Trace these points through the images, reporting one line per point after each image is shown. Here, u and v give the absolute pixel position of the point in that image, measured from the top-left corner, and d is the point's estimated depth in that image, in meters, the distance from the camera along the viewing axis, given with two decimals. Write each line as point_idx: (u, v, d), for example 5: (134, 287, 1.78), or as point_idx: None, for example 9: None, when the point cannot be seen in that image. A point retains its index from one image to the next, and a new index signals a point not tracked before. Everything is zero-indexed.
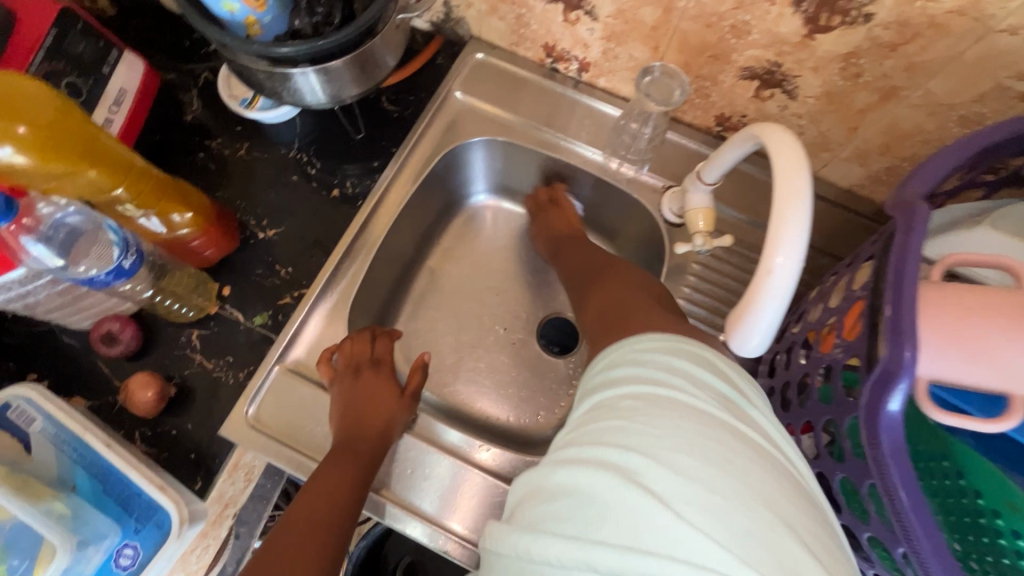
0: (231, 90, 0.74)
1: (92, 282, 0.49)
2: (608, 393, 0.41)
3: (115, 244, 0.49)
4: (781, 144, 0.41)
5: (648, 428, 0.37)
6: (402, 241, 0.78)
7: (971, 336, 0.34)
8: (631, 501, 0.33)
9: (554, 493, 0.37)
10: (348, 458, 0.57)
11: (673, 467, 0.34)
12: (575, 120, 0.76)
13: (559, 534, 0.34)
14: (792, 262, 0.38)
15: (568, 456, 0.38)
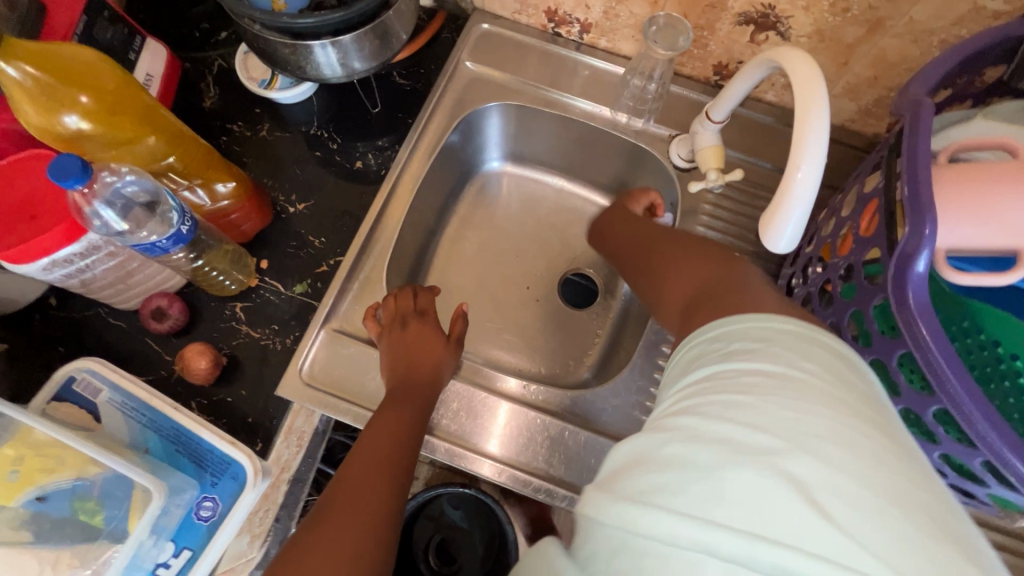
0: (248, 72, 0.77)
1: (153, 248, 0.52)
2: (722, 367, 0.39)
3: (174, 209, 0.52)
4: (796, 58, 0.45)
5: (776, 409, 0.35)
6: (425, 209, 0.81)
7: (979, 201, 0.39)
8: (765, 485, 0.32)
9: (669, 466, 0.34)
10: (406, 401, 0.60)
11: (808, 452, 0.33)
12: (581, 81, 0.80)
13: (681, 513, 0.32)
14: (813, 172, 0.42)
15: (684, 428, 0.36)
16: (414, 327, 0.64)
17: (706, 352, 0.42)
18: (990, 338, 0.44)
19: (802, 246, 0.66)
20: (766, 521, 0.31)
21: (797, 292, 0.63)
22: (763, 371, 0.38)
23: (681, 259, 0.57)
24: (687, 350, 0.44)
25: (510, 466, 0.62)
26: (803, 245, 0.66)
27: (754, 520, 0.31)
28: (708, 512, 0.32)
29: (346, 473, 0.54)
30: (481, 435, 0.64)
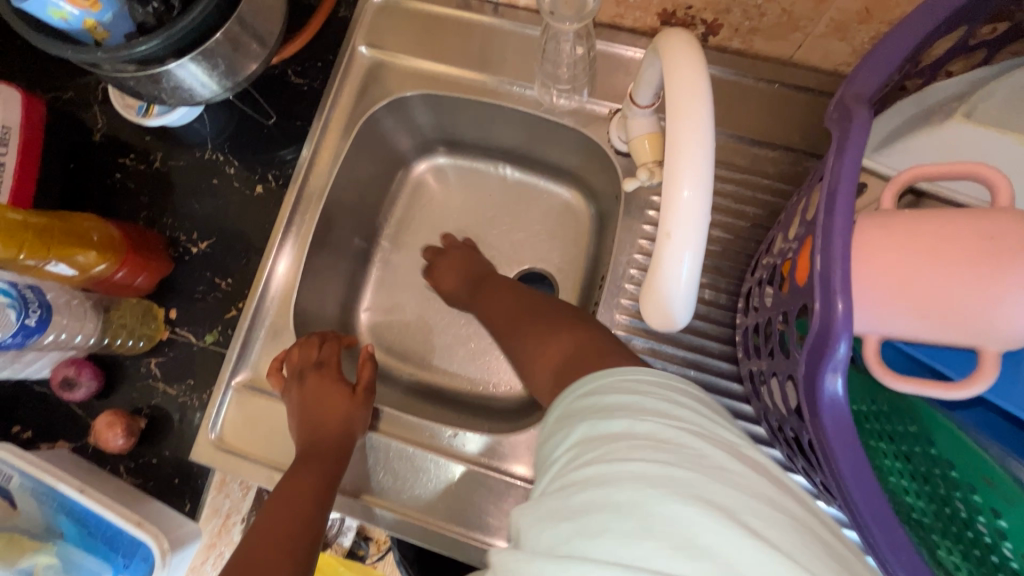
0: (126, 98, 0.69)
1: (3, 345, 0.53)
2: (604, 414, 0.36)
3: (13, 306, 0.52)
4: (677, 63, 0.33)
5: (683, 443, 0.33)
6: (345, 224, 0.72)
7: (919, 280, 0.27)
8: (684, 517, 0.29)
9: (583, 514, 0.31)
10: (312, 465, 0.55)
11: (715, 475, 0.32)
12: (502, 53, 0.66)
13: (602, 561, 0.29)
14: (702, 198, 0.31)
15: (590, 473, 0.33)
16: (316, 381, 0.59)
17: (583, 407, 0.38)
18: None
19: (764, 250, 0.54)
20: (693, 549, 0.28)
21: (753, 314, 0.51)
22: (657, 412, 0.35)
23: (563, 329, 0.53)
24: (559, 407, 0.41)
25: None
26: (765, 249, 0.53)
27: (674, 552, 0.28)
28: (631, 557, 0.28)
29: (256, 532, 0.50)
30: (489, 525, 0.57)
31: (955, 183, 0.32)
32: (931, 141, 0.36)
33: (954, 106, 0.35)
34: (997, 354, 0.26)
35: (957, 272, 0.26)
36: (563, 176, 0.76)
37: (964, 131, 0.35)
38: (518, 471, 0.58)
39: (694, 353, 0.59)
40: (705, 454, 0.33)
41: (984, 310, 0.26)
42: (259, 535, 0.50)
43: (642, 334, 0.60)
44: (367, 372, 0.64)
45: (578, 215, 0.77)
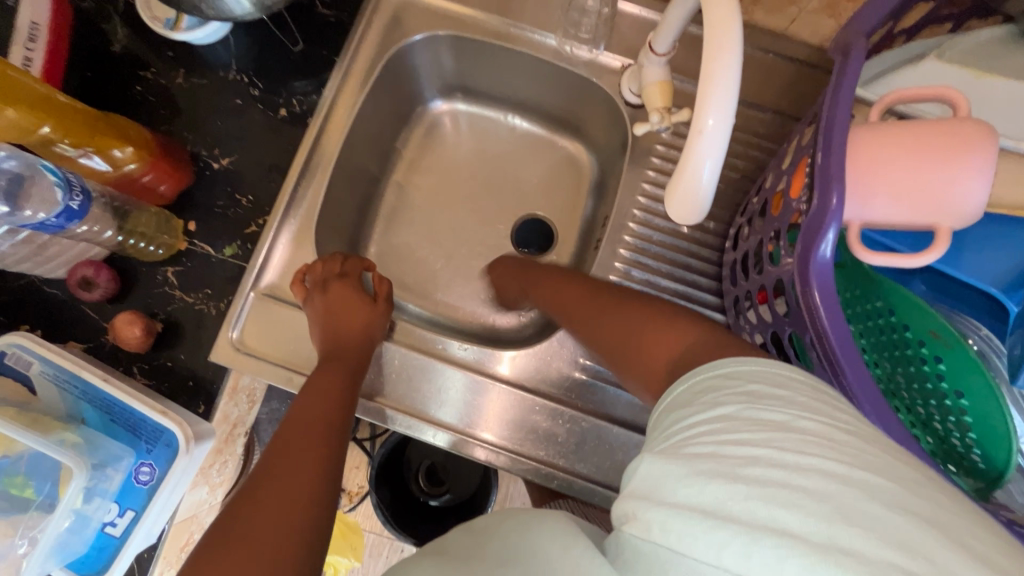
0: (151, 10, 0.69)
1: (44, 226, 0.54)
2: (760, 403, 0.32)
3: (58, 185, 0.54)
4: None
5: (858, 445, 0.30)
6: (362, 155, 0.75)
7: (897, 173, 0.34)
8: (889, 516, 0.26)
9: (758, 485, 0.28)
10: (335, 366, 0.59)
11: (912, 487, 0.28)
12: (526, 3, 0.71)
13: (790, 534, 0.26)
14: (724, 118, 0.36)
15: (761, 452, 0.29)
16: (337, 290, 0.63)
17: (721, 391, 0.34)
18: (898, 322, 0.39)
19: (751, 195, 0.61)
20: (904, 547, 0.25)
21: (740, 246, 0.58)
22: (815, 409, 0.32)
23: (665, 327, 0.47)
24: (683, 387, 0.38)
25: (529, 460, 0.62)
26: (752, 195, 0.61)
27: (878, 538, 0.25)
28: (830, 539, 0.25)
29: (292, 424, 0.54)
30: (491, 427, 0.63)
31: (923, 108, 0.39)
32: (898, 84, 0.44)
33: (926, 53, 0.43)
34: (950, 230, 0.34)
35: (924, 163, 0.33)
36: (569, 130, 0.82)
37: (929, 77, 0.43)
38: (498, 372, 0.64)
39: (682, 285, 0.66)
40: (880, 457, 0.29)
41: (943, 196, 0.33)
42: (289, 427, 0.54)
43: (638, 267, 0.67)
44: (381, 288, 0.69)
45: (581, 166, 0.83)
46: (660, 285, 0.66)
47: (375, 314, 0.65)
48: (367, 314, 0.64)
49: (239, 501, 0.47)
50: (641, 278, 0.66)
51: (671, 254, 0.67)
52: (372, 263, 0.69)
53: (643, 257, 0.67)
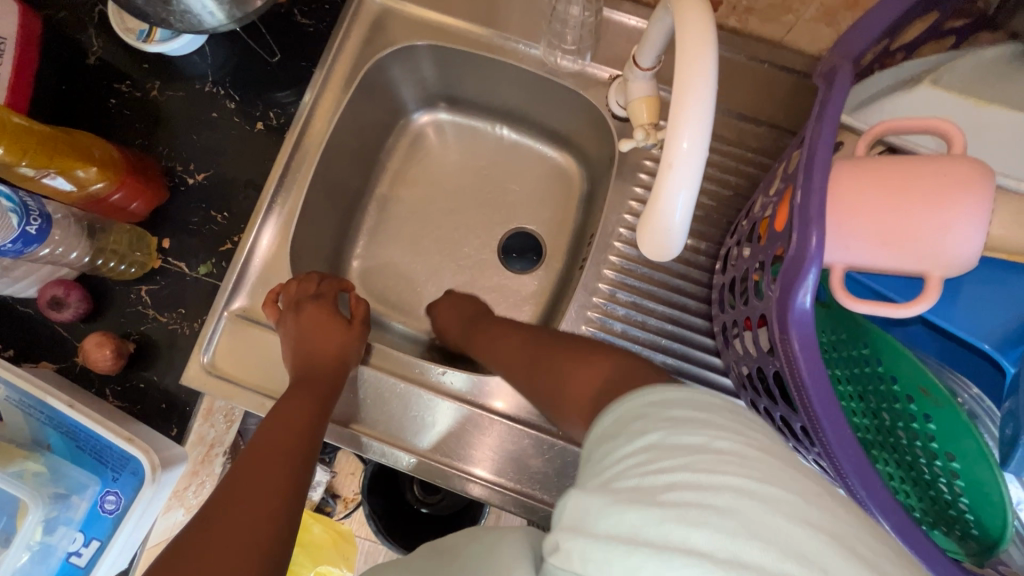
0: (125, 22, 0.67)
1: (2, 252, 0.54)
2: (680, 423, 0.32)
3: (14, 212, 0.53)
4: (686, 12, 0.35)
5: (770, 463, 0.29)
6: (343, 168, 0.73)
7: (884, 217, 0.31)
8: (791, 530, 0.26)
9: (672, 508, 0.27)
10: (306, 391, 0.57)
11: (813, 498, 0.28)
12: (510, 12, 0.68)
13: (698, 555, 0.25)
14: (699, 145, 0.34)
15: (673, 474, 0.28)
16: (311, 312, 0.61)
17: (644, 417, 0.33)
18: (889, 374, 0.37)
19: (742, 216, 0.58)
20: (804, 556, 0.24)
21: (729, 270, 0.55)
22: (734, 428, 0.31)
23: (583, 357, 0.51)
24: (618, 408, 0.36)
25: (506, 489, 0.60)
26: (743, 217, 0.58)
27: (785, 554, 0.25)
28: (733, 553, 0.25)
29: (255, 447, 0.52)
30: (470, 456, 0.61)
31: (919, 140, 0.36)
32: (893, 109, 0.41)
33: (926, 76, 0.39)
34: (942, 279, 0.31)
35: (913, 206, 0.30)
36: (557, 141, 0.79)
37: (927, 101, 0.40)
38: (492, 405, 0.62)
39: (671, 307, 0.64)
40: (791, 473, 0.29)
41: (934, 243, 0.30)
42: (253, 450, 0.52)
43: (624, 288, 0.64)
44: (359, 308, 0.67)
45: (570, 177, 0.80)
46: (648, 307, 0.64)
47: (350, 336, 0.63)
48: (342, 336, 0.62)
49: (200, 523, 0.46)
50: (628, 300, 0.64)
51: (659, 275, 0.64)
52: (350, 282, 0.67)
53: (629, 278, 0.64)
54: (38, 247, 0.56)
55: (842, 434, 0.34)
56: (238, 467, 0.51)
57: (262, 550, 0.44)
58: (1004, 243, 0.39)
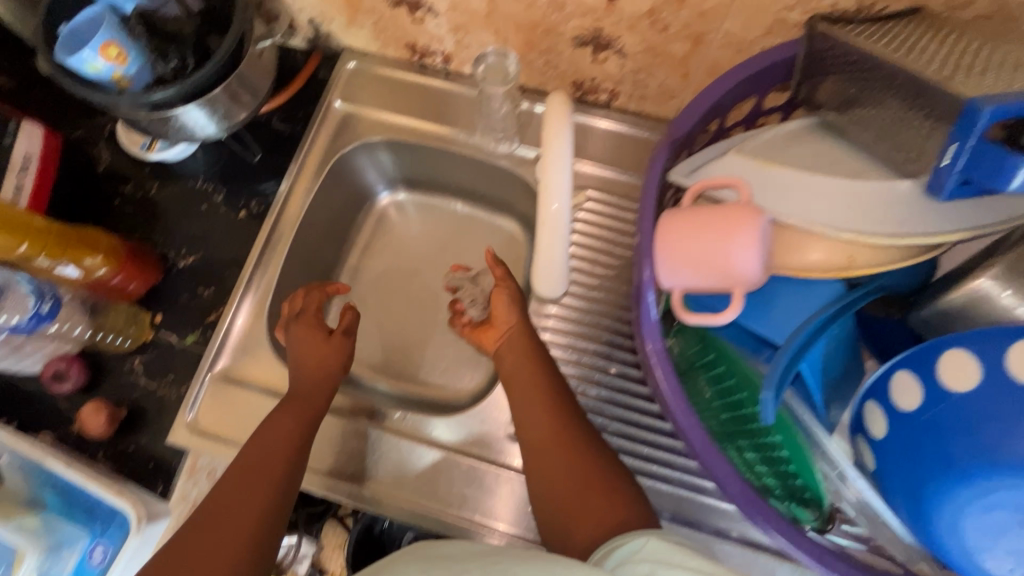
0: (131, 136, 0.81)
1: (17, 329, 0.64)
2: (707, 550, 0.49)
3: (30, 294, 0.64)
4: (551, 103, 0.47)
5: None
6: (315, 245, 0.84)
7: (694, 249, 0.41)
8: None
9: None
10: (289, 411, 0.63)
11: None
12: (452, 109, 0.82)
13: None
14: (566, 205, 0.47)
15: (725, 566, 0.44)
16: (299, 331, 0.69)
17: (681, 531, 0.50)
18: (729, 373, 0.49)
19: None
20: None
21: None
22: None
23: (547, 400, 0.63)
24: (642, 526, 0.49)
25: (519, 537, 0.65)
26: None
27: None
28: None
29: (246, 456, 0.59)
30: (490, 510, 0.67)
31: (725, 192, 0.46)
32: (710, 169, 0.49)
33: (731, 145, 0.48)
34: (743, 293, 0.40)
35: (713, 240, 0.40)
36: (502, 210, 0.91)
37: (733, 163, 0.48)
38: (509, 462, 0.69)
39: (602, 344, 0.73)
40: None
41: (730, 267, 0.40)
42: (247, 458, 0.60)
43: (559, 330, 0.74)
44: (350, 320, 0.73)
45: (518, 240, 0.91)
46: (581, 346, 0.73)
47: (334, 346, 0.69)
48: (326, 347, 0.68)
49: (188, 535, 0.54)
50: (564, 341, 0.73)
51: (591, 318, 0.74)
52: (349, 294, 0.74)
53: (565, 321, 0.74)
54: (49, 323, 0.66)
55: (689, 421, 0.42)
56: (230, 474, 0.58)
57: (252, 551, 0.54)
58: (791, 263, 0.45)
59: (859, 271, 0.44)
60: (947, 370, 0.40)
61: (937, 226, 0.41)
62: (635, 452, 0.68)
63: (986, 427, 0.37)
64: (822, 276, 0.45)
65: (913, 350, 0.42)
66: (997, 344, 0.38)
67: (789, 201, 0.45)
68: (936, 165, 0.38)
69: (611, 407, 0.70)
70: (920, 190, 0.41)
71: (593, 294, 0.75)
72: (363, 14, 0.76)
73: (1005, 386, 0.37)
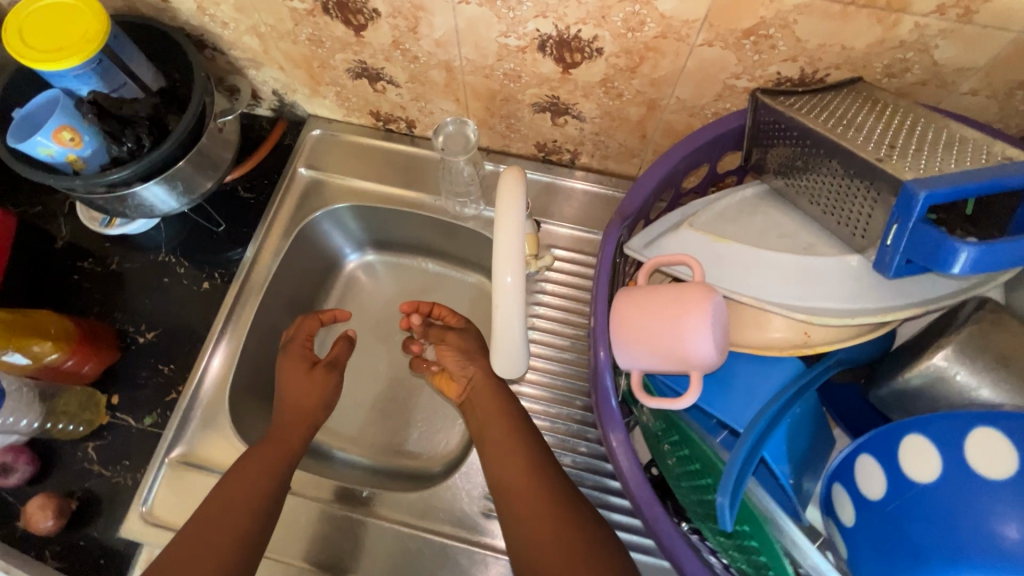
0: (90, 212, 0.80)
1: None
2: None
3: None
4: (504, 181, 0.47)
5: None
6: (282, 313, 0.82)
7: (649, 332, 0.40)
8: None
9: None
10: (265, 465, 0.63)
11: None
12: (418, 174, 0.83)
13: None
14: (519, 278, 0.45)
15: None
16: (297, 365, 0.72)
17: None
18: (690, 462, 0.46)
19: None
20: None
21: None
22: None
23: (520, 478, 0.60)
24: None
25: None
26: None
27: None
28: None
29: (209, 513, 0.59)
30: None
31: (680, 270, 0.45)
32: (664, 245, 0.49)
33: (683, 221, 0.48)
34: (700, 377, 0.39)
35: (668, 323, 0.39)
36: (473, 268, 0.90)
37: (686, 238, 0.48)
38: (485, 538, 0.66)
39: (578, 408, 0.72)
40: None
41: (686, 351, 0.39)
42: (216, 508, 0.59)
43: (532, 395, 0.72)
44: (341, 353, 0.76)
45: (490, 297, 0.90)
46: (556, 411, 0.72)
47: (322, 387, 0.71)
48: (317, 393, 0.70)
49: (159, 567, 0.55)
50: (539, 407, 0.72)
51: (567, 380, 0.73)
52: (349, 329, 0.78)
53: (540, 386, 0.73)
54: None
55: (653, 509, 0.41)
56: (195, 523, 0.59)
57: None
58: (749, 339, 0.45)
59: (817, 347, 0.43)
60: (910, 457, 0.39)
61: (882, 300, 0.42)
62: (618, 522, 0.66)
63: (954, 524, 0.36)
64: (781, 354, 0.44)
65: (875, 435, 0.42)
66: (957, 433, 0.38)
67: (743, 276, 0.45)
68: (881, 244, 0.38)
69: (591, 474, 0.69)
70: (868, 265, 0.42)
71: (566, 356, 0.74)
72: (325, 85, 0.77)
73: (967, 478, 0.37)
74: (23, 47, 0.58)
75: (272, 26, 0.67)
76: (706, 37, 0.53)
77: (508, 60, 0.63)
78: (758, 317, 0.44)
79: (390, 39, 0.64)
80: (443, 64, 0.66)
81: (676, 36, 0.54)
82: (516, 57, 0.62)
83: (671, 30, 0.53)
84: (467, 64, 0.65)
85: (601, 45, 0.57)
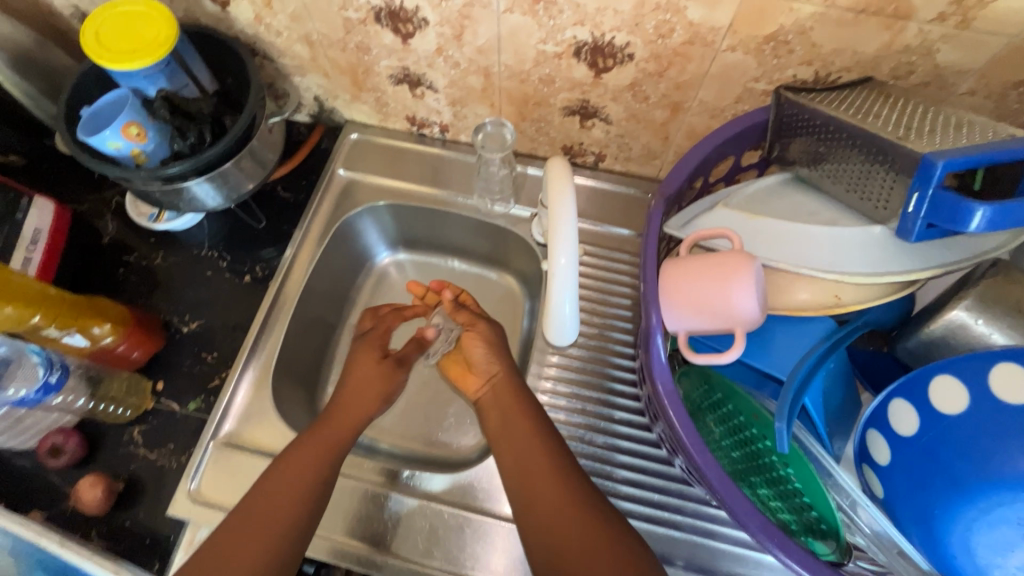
0: (138, 209, 0.84)
1: (22, 401, 0.63)
2: None
3: (40, 364, 0.63)
4: (553, 166, 0.51)
5: None
6: (318, 306, 0.85)
7: (698, 294, 0.46)
8: None
9: None
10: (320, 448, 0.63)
11: None
12: (451, 174, 0.88)
13: None
14: (572, 257, 0.50)
15: None
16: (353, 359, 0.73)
17: None
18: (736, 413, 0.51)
19: None
20: None
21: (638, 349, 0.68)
22: None
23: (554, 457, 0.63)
24: None
25: None
26: None
27: None
28: None
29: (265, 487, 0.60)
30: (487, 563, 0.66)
31: (717, 243, 0.51)
32: (701, 224, 0.55)
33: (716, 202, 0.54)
34: (744, 332, 0.45)
35: (716, 285, 0.45)
36: (498, 266, 0.94)
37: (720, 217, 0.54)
38: (503, 511, 0.68)
39: (605, 392, 0.74)
40: None
41: (731, 309, 0.45)
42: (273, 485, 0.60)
43: (562, 380, 0.75)
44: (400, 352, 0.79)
45: (515, 294, 0.93)
46: (585, 395, 0.74)
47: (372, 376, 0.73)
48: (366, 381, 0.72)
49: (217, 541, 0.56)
50: (567, 391, 0.74)
51: (596, 366, 0.76)
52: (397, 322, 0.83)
53: (568, 371, 0.76)
54: (53, 395, 0.65)
55: (705, 455, 0.45)
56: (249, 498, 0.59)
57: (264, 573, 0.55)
58: (789, 303, 0.51)
59: (848, 308, 0.49)
60: (938, 395, 0.44)
61: (900, 264, 0.47)
62: (647, 499, 0.68)
63: (981, 448, 0.41)
64: (815, 314, 0.50)
65: (903, 380, 0.47)
66: (980, 368, 0.43)
67: (775, 248, 0.51)
68: (904, 212, 0.44)
69: (619, 454, 0.71)
70: (891, 235, 0.47)
71: (594, 343, 0.77)
72: (367, 91, 0.82)
73: (992, 407, 0.42)
74: (98, 48, 0.63)
75: (323, 35, 0.73)
76: (730, 43, 0.59)
77: (544, 66, 0.69)
78: (795, 283, 0.50)
79: (435, 45, 0.70)
80: (482, 70, 0.72)
81: (702, 42, 0.60)
82: (552, 63, 0.68)
83: (698, 37, 0.59)
84: (505, 70, 0.71)
85: (632, 51, 0.63)
